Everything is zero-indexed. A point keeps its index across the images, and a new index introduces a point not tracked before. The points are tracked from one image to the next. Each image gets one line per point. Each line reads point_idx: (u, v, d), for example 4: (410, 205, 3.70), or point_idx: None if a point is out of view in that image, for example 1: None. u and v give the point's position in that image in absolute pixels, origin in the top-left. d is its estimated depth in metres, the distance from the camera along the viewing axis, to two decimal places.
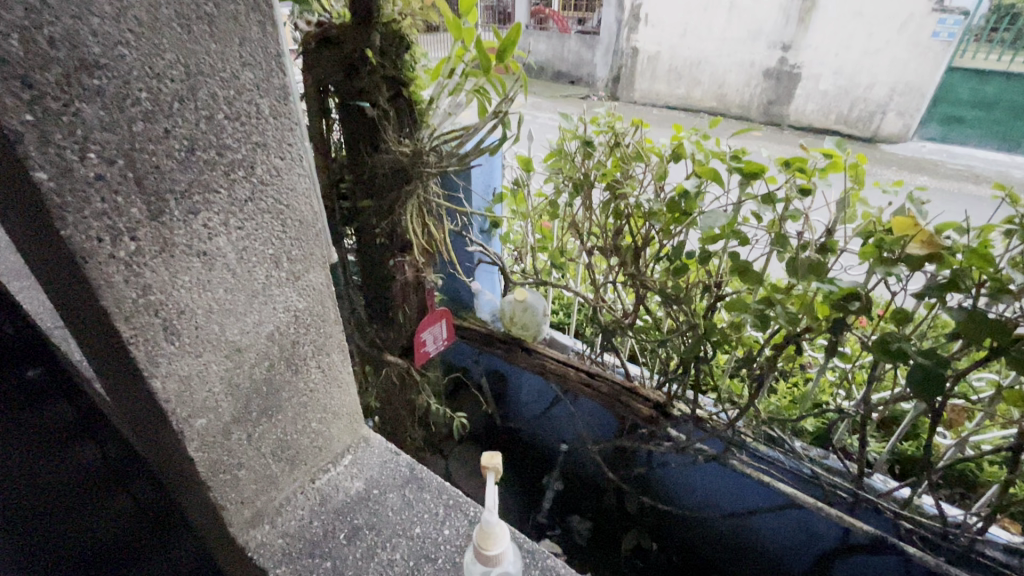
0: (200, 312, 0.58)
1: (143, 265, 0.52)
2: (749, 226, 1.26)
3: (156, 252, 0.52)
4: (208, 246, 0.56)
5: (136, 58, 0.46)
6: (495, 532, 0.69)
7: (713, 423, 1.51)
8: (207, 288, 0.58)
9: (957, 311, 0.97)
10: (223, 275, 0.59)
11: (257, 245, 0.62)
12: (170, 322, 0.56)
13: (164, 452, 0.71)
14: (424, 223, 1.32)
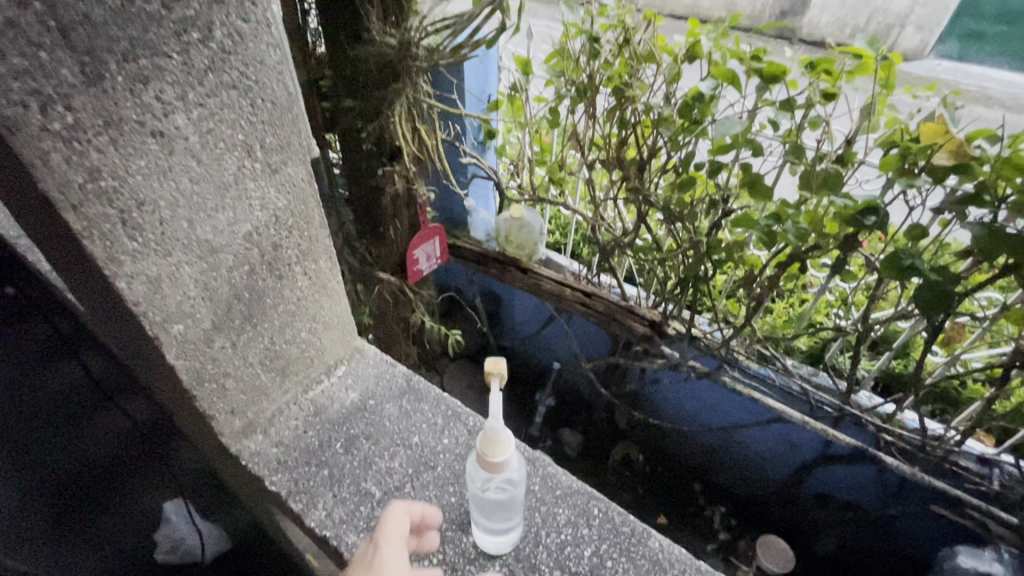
0: (163, 205, 0.53)
1: (85, 143, 0.45)
2: (764, 135, 1.18)
3: (100, 126, 0.46)
4: (163, 124, 0.50)
5: None
6: (498, 440, 0.67)
7: (707, 341, 1.52)
8: (168, 176, 0.52)
9: (976, 227, 0.92)
10: (187, 161, 0.53)
11: (224, 129, 0.55)
12: (129, 215, 0.50)
13: (145, 360, 0.68)
14: (414, 127, 1.24)
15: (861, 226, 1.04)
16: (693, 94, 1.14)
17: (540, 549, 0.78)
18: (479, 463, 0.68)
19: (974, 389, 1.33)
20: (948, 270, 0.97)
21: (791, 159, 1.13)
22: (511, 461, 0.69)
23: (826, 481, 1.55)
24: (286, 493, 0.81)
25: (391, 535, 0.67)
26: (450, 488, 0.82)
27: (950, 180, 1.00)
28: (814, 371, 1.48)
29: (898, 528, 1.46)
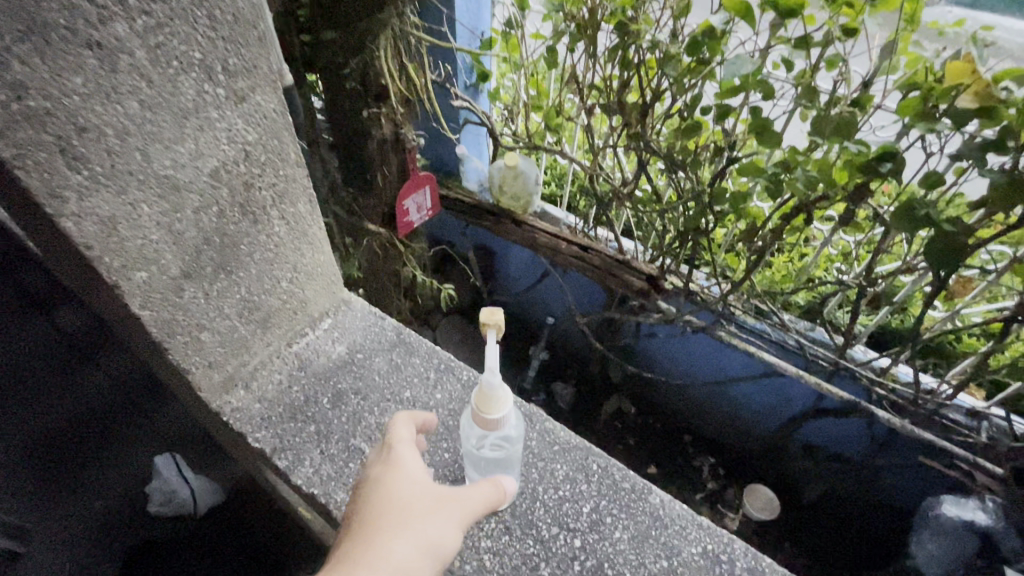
0: (111, 133, 0.52)
1: (6, 52, 0.43)
2: (776, 76, 1.10)
3: (23, 34, 0.43)
4: (101, 35, 0.48)
5: None
6: (494, 396, 0.64)
7: (704, 296, 1.49)
8: (113, 98, 0.51)
9: (996, 174, 0.88)
10: (133, 80, 0.51)
11: (173, 42, 0.53)
12: (68, 145, 0.49)
13: (108, 307, 0.65)
14: (399, 62, 1.17)
15: (875, 174, 0.99)
16: (702, 29, 1.04)
17: (537, 505, 0.80)
18: (476, 421, 0.66)
19: (969, 343, 1.33)
20: (962, 220, 0.93)
21: (803, 103, 1.06)
22: (509, 417, 0.67)
23: (815, 434, 1.58)
24: (271, 450, 0.79)
25: (402, 438, 0.71)
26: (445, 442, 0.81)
27: (972, 124, 0.94)
28: (811, 327, 1.47)
29: (884, 477, 1.49)
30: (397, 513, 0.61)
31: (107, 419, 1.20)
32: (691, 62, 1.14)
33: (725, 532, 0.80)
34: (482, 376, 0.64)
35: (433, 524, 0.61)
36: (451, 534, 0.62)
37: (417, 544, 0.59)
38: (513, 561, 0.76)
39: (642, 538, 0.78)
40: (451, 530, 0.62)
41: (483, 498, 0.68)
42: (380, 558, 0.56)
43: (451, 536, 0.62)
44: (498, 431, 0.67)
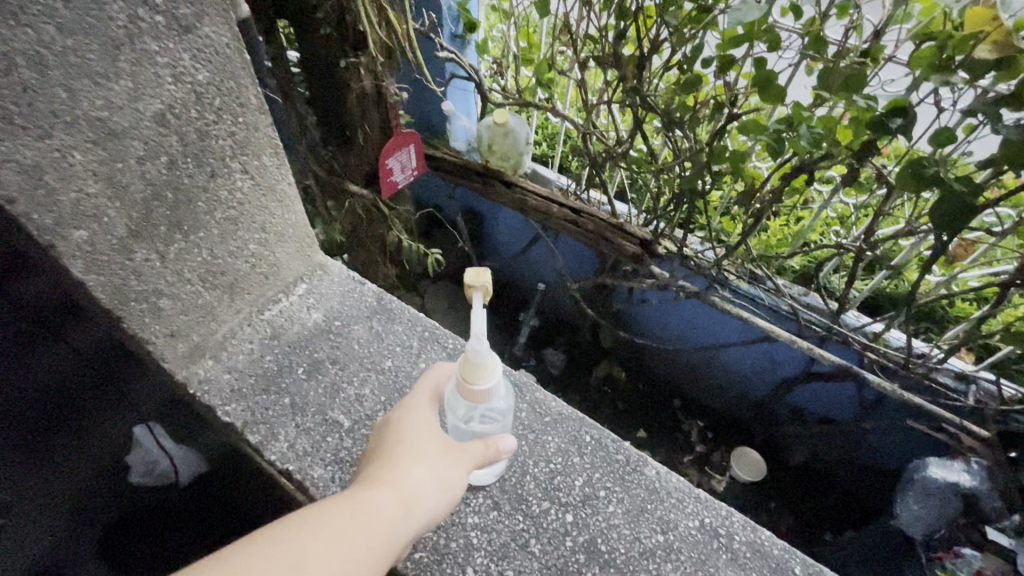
0: (22, 66, 0.46)
1: None
2: (783, 25, 1.03)
3: None
4: None
5: None
6: (479, 358, 0.60)
7: (698, 261, 1.46)
8: (22, 20, 0.44)
9: (1011, 130, 0.83)
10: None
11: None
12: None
13: (52, 270, 0.60)
14: (381, 9, 1.07)
15: (885, 130, 0.93)
16: None
17: (528, 478, 0.79)
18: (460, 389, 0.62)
19: (962, 308, 1.32)
20: (971, 180, 0.89)
21: (810, 54, 0.99)
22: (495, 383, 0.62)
23: (806, 397, 1.59)
24: (242, 424, 0.76)
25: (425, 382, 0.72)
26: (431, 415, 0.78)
27: (987, 77, 0.89)
28: (805, 291, 1.45)
29: (872, 440, 1.50)
30: (412, 446, 0.62)
31: (70, 393, 1.10)
32: (692, 10, 1.07)
33: (723, 505, 0.79)
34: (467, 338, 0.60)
35: (448, 460, 0.62)
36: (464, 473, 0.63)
37: (433, 476, 0.60)
38: (503, 538, 0.74)
39: (637, 512, 0.77)
40: (465, 470, 0.63)
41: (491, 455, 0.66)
42: (396, 480, 0.58)
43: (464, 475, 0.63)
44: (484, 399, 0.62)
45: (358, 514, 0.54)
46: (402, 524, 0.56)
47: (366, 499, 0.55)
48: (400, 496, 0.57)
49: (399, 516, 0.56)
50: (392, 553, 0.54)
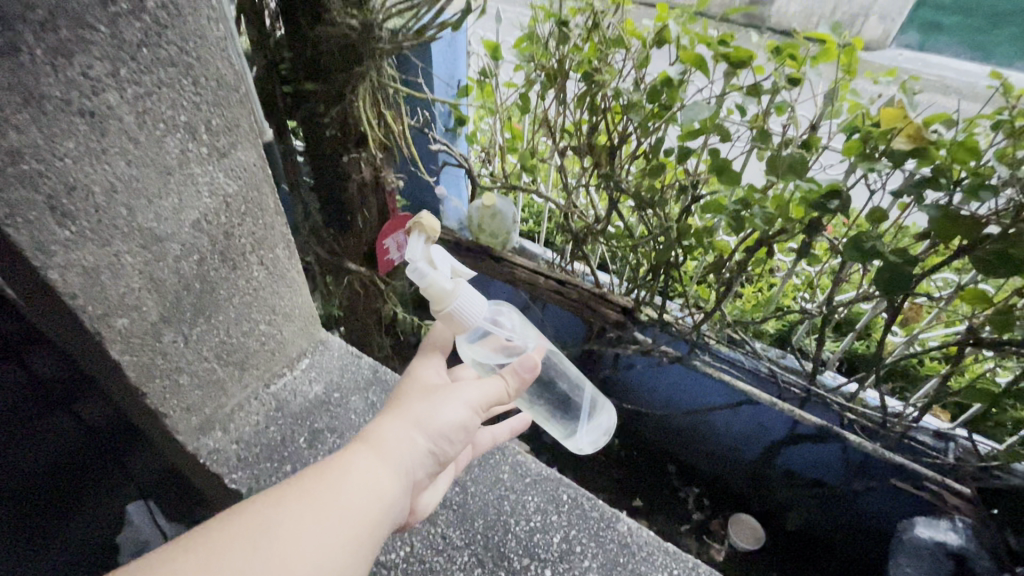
0: (97, 190, 0.55)
1: (5, 122, 0.47)
2: (732, 120, 1.19)
3: (19, 104, 0.48)
4: (95, 104, 0.53)
5: None
6: (435, 288, 0.69)
7: (678, 326, 1.54)
8: (102, 159, 0.55)
9: (932, 209, 0.95)
10: (121, 142, 0.56)
11: (162, 108, 0.59)
12: (57, 200, 0.53)
13: (87, 355, 0.67)
14: (378, 112, 1.21)
15: (825, 210, 1.06)
16: (661, 79, 1.13)
17: (510, 536, 0.82)
18: (443, 325, 0.72)
19: (931, 366, 1.38)
20: (907, 250, 0.99)
21: (758, 145, 1.14)
22: (465, 304, 0.70)
23: (796, 460, 1.59)
24: (247, 491, 0.80)
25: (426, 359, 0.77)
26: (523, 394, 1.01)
27: (909, 164, 1.02)
28: (782, 354, 1.52)
29: (863, 501, 1.51)
30: (393, 404, 0.66)
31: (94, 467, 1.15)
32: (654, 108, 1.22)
33: (690, 556, 0.82)
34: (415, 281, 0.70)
35: (427, 406, 0.64)
36: (448, 414, 0.65)
37: (409, 423, 0.63)
38: None
39: (610, 566, 0.79)
40: (449, 411, 0.65)
41: (487, 391, 0.69)
42: (371, 435, 0.61)
43: (449, 416, 0.65)
44: (468, 321, 0.71)
45: (333, 472, 0.56)
46: (382, 474, 0.58)
47: (340, 461, 0.57)
48: (376, 449, 0.59)
49: (377, 467, 0.58)
50: (377, 501, 0.56)
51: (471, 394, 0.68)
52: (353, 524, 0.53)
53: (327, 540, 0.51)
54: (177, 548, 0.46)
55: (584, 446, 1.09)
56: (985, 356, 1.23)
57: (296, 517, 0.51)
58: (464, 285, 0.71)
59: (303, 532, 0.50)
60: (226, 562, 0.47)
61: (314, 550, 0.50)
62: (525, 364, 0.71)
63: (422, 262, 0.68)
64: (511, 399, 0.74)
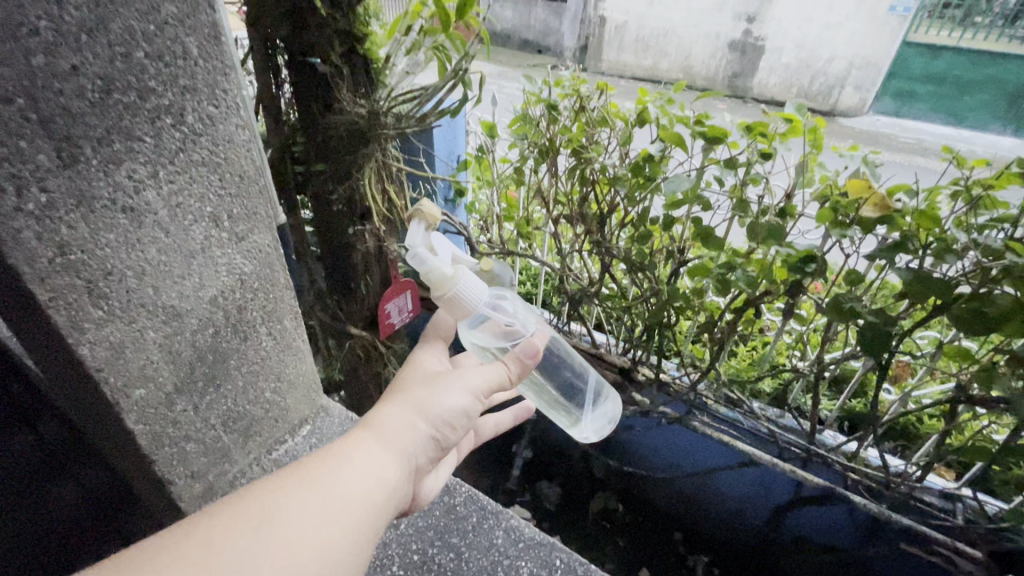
0: (130, 274, 0.62)
1: (56, 221, 0.54)
2: (711, 191, 1.27)
3: (71, 205, 0.54)
4: (134, 202, 0.60)
5: (50, 28, 0.48)
6: (434, 273, 0.81)
7: (676, 386, 1.55)
8: (137, 247, 0.61)
9: (905, 272, 1.00)
10: (155, 231, 0.63)
11: (193, 202, 0.66)
12: (95, 284, 0.58)
13: (102, 424, 0.71)
14: (382, 188, 1.28)
15: (804, 273, 1.12)
16: (643, 155, 1.24)
17: None
18: (443, 309, 0.83)
19: (931, 423, 1.39)
20: (885, 311, 1.04)
21: (737, 213, 1.21)
22: (463, 282, 0.81)
23: (804, 524, 1.55)
24: None
25: (427, 349, 0.86)
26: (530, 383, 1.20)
27: (879, 230, 1.09)
28: (780, 413, 1.51)
29: (877, 568, 1.46)
30: (394, 394, 0.72)
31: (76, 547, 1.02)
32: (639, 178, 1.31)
33: None
34: (416, 267, 0.82)
35: (429, 395, 0.71)
36: (447, 400, 0.72)
37: (411, 411, 0.69)
38: None
39: None
40: (448, 397, 0.72)
41: (489, 374, 0.78)
42: (374, 423, 0.67)
43: (447, 402, 0.72)
44: (466, 299, 0.81)
45: (338, 457, 0.60)
46: (385, 458, 0.63)
47: (340, 449, 0.61)
48: (380, 436, 0.65)
49: (380, 452, 0.63)
50: (379, 484, 0.60)
51: (471, 380, 0.76)
52: (360, 507, 0.58)
53: (329, 520, 0.55)
54: (179, 532, 0.49)
55: (589, 434, 1.26)
56: (978, 413, 1.24)
57: (303, 500, 0.55)
58: (459, 270, 0.81)
59: (306, 512, 0.54)
60: (233, 543, 0.50)
61: (319, 531, 0.53)
62: (526, 352, 0.83)
63: (421, 251, 0.82)
64: (513, 383, 0.83)
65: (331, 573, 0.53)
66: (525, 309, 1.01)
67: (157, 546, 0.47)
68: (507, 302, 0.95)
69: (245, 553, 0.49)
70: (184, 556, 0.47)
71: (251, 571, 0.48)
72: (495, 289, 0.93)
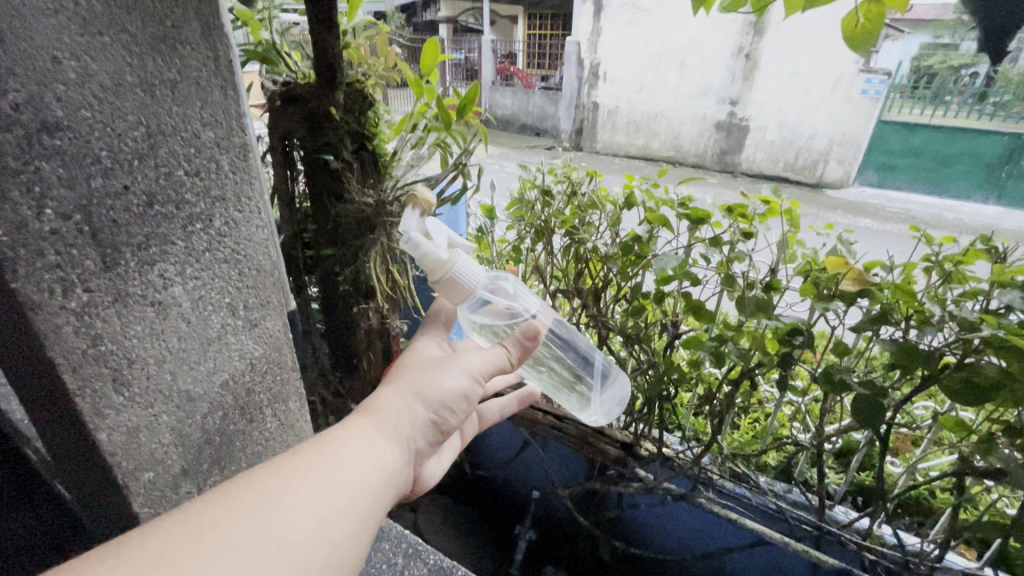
0: (151, 361, 0.70)
1: (94, 317, 0.63)
2: (699, 267, 1.33)
3: (108, 302, 0.63)
4: (162, 296, 0.69)
5: (111, 159, 0.61)
6: (430, 258, 0.84)
7: (679, 461, 1.53)
8: (161, 338, 0.71)
9: (891, 344, 1.03)
10: (177, 323, 0.72)
11: (213, 295, 0.77)
12: (120, 373, 0.66)
13: (105, 509, 0.75)
14: (386, 268, 1.32)
15: (792, 345, 1.15)
16: (632, 236, 1.30)
17: None
18: (442, 293, 0.86)
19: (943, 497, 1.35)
20: (874, 382, 1.06)
21: (725, 287, 1.25)
22: (460, 264, 0.85)
23: None
24: None
25: (427, 336, 0.90)
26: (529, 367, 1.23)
27: (861, 302, 1.13)
28: (788, 488, 1.47)
29: None
30: (392, 381, 0.75)
31: None
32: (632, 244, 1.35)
33: None
34: (412, 253, 0.85)
35: (427, 380, 0.75)
36: (445, 384, 0.75)
37: (409, 396, 0.72)
38: None
39: None
40: (445, 380, 0.76)
41: (489, 358, 0.81)
42: (372, 407, 0.69)
43: (445, 386, 0.75)
44: (466, 281, 0.85)
45: (335, 441, 0.62)
46: (383, 442, 0.65)
47: (336, 435, 0.63)
48: (379, 419, 0.68)
49: (378, 435, 0.65)
50: (377, 466, 0.62)
51: (469, 363, 0.79)
52: (359, 489, 0.59)
53: (326, 500, 0.56)
54: (174, 518, 0.49)
55: (598, 417, 1.29)
56: (988, 486, 1.22)
57: (301, 481, 0.56)
58: (455, 255, 0.85)
59: (305, 493, 0.55)
60: (231, 522, 0.51)
61: (318, 512, 0.55)
62: (526, 334, 0.84)
63: (414, 236, 0.85)
64: (513, 366, 0.86)
65: (331, 555, 0.54)
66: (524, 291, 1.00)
67: (155, 527, 0.48)
68: (508, 284, 0.98)
69: (244, 534, 0.50)
70: (182, 541, 0.47)
71: (251, 550, 0.49)
72: (494, 271, 0.97)
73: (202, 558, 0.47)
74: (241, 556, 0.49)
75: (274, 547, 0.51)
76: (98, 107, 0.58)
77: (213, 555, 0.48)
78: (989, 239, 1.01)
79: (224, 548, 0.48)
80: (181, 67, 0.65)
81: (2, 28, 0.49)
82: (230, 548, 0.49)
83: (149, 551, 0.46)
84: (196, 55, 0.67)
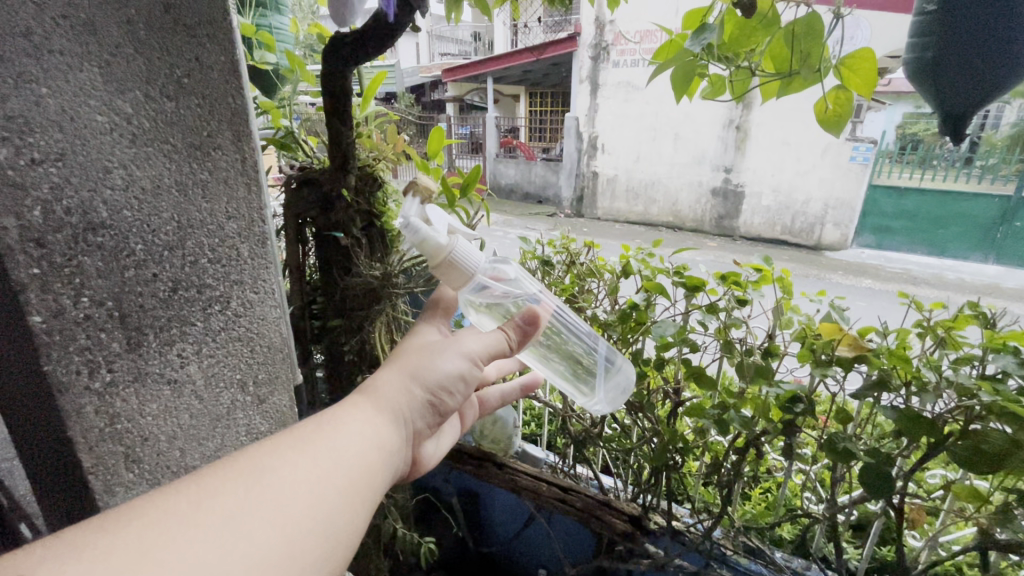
0: (162, 438, 0.79)
1: (114, 394, 0.72)
2: (698, 333, 1.34)
3: (128, 380, 0.73)
4: (177, 374, 0.79)
5: (144, 254, 0.73)
6: (429, 243, 0.82)
7: (691, 535, 1.45)
8: (173, 411, 0.80)
9: (893, 412, 1.02)
10: (190, 399, 0.82)
11: (225, 372, 0.86)
12: (132, 450, 0.76)
13: None
14: (391, 339, 1.37)
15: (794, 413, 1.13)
16: (629, 303, 1.33)
17: None
18: (442, 278, 0.85)
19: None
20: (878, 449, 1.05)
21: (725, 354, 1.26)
22: (463, 249, 0.84)
23: None
24: None
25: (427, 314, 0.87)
26: (547, 360, 1.24)
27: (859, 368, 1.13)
28: (807, 565, 1.38)
29: None
30: (391, 362, 0.75)
31: None
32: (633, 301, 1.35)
33: None
34: (411, 238, 0.83)
35: (426, 363, 0.75)
36: (445, 365, 0.76)
37: (407, 378, 0.72)
38: None
39: None
40: (442, 362, 0.75)
41: (489, 341, 0.82)
42: (370, 389, 0.69)
43: (445, 368, 0.76)
44: (466, 266, 0.84)
45: (333, 421, 0.62)
46: (381, 422, 0.66)
47: (330, 415, 0.63)
48: (376, 401, 0.68)
49: (376, 416, 0.66)
50: (373, 445, 0.63)
51: (469, 346, 0.79)
52: (356, 465, 0.60)
53: (322, 475, 0.56)
54: (171, 493, 0.49)
55: (602, 407, 1.24)
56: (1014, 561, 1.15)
57: (299, 457, 0.56)
58: (454, 239, 0.84)
59: (302, 469, 0.55)
60: (229, 497, 0.50)
61: (316, 487, 0.55)
62: (526, 318, 0.87)
63: (414, 220, 0.82)
64: (513, 351, 0.87)
65: (329, 530, 0.54)
66: (524, 274, 1.00)
67: (150, 505, 0.48)
68: (507, 268, 0.95)
69: (239, 505, 0.50)
70: (179, 514, 0.47)
71: (249, 524, 0.49)
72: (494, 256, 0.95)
73: (198, 527, 0.47)
74: (239, 530, 0.48)
75: (272, 523, 0.51)
76: (129, 211, 0.70)
77: (211, 528, 0.47)
78: (977, 304, 1.03)
79: (219, 518, 0.48)
80: (212, 168, 0.79)
81: (64, 147, 0.64)
82: (225, 517, 0.49)
83: (144, 526, 0.46)
84: (226, 159, 0.81)
